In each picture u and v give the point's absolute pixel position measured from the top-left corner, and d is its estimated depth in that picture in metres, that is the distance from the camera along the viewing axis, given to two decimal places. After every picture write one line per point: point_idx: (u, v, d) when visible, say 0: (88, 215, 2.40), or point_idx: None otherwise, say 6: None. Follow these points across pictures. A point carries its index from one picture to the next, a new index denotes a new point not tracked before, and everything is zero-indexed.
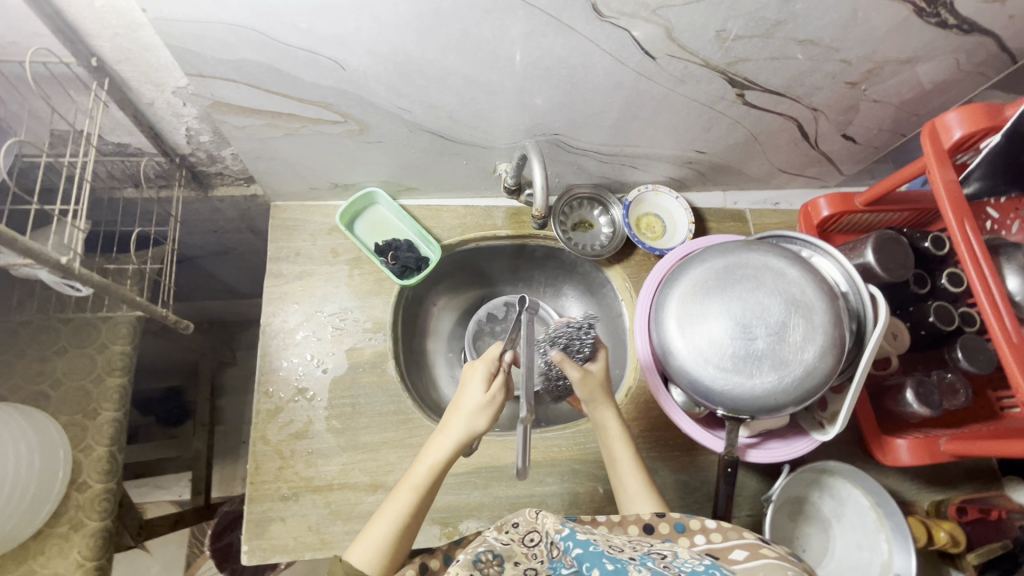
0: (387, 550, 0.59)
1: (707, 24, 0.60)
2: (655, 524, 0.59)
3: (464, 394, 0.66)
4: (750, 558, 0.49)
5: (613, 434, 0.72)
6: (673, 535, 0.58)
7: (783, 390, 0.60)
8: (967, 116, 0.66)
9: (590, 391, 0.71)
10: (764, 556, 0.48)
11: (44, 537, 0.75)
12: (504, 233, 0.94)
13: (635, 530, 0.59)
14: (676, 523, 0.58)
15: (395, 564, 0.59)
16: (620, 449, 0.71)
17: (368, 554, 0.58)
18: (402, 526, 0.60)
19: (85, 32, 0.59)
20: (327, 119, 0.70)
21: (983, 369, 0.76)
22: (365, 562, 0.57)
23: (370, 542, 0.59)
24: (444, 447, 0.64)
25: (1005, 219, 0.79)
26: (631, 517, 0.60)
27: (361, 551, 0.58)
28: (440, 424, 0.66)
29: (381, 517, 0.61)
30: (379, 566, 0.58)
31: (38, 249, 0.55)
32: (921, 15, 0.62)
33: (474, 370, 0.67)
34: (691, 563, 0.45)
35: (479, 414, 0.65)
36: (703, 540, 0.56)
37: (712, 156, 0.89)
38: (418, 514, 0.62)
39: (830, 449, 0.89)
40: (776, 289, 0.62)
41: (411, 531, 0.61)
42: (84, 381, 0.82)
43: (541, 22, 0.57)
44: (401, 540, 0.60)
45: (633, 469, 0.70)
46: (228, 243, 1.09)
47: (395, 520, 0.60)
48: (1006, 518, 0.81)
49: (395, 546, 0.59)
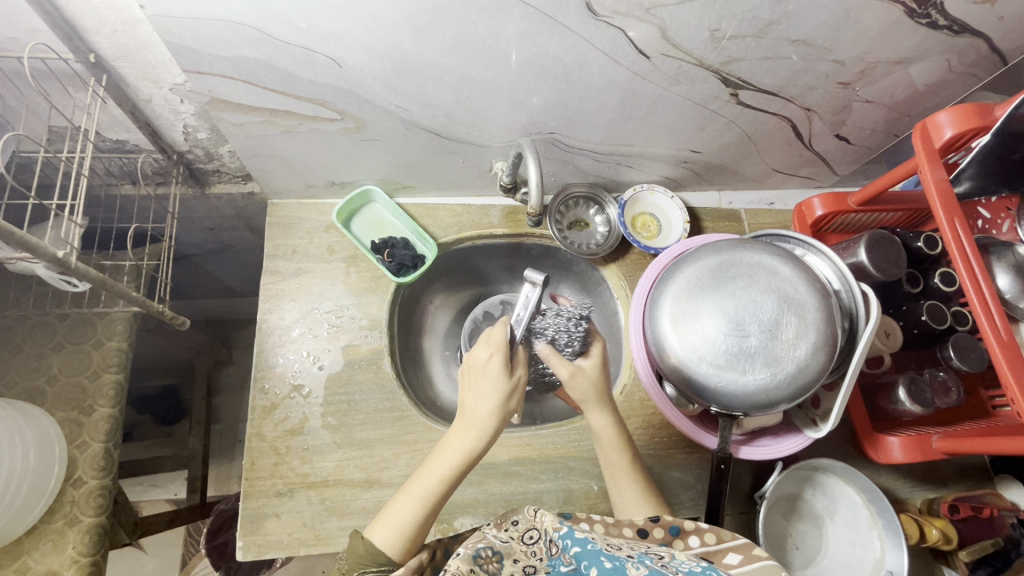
0: (408, 534, 0.60)
1: (701, 24, 0.61)
2: (649, 528, 0.59)
3: (483, 381, 0.64)
4: (745, 562, 0.52)
5: (608, 441, 0.70)
6: (668, 539, 0.58)
7: (776, 386, 0.61)
8: (957, 116, 0.66)
9: (582, 391, 0.70)
10: (760, 559, 0.51)
11: (38, 533, 0.75)
12: (500, 232, 0.95)
13: (630, 532, 0.58)
14: (670, 527, 0.58)
15: (415, 547, 0.61)
16: (615, 457, 0.70)
17: (390, 534, 0.59)
18: (426, 512, 0.61)
19: (83, 28, 0.59)
20: (324, 117, 0.70)
21: (974, 369, 0.77)
22: (388, 544, 0.59)
23: (392, 524, 0.60)
24: (474, 437, 0.63)
25: (996, 219, 0.81)
26: (625, 519, 0.59)
27: (382, 533, 0.60)
28: (460, 416, 0.64)
29: (394, 504, 0.62)
30: (400, 548, 0.59)
31: (36, 243, 0.55)
32: (912, 16, 0.63)
33: (491, 359, 0.64)
34: (688, 564, 0.45)
35: (508, 399, 0.64)
36: (698, 541, 0.57)
37: (707, 156, 0.90)
38: (440, 501, 0.63)
39: (824, 447, 0.89)
40: (768, 286, 0.63)
41: (432, 517, 0.62)
42: (81, 376, 0.82)
43: (537, 21, 0.58)
44: (423, 523, 0.61)
45: (628, 476, 0.69)
46: (225, 241, 1.09)
47: (414, 510, 0.61)
48: (997, 516, 0.82)
49: (415, 530, 0.61)
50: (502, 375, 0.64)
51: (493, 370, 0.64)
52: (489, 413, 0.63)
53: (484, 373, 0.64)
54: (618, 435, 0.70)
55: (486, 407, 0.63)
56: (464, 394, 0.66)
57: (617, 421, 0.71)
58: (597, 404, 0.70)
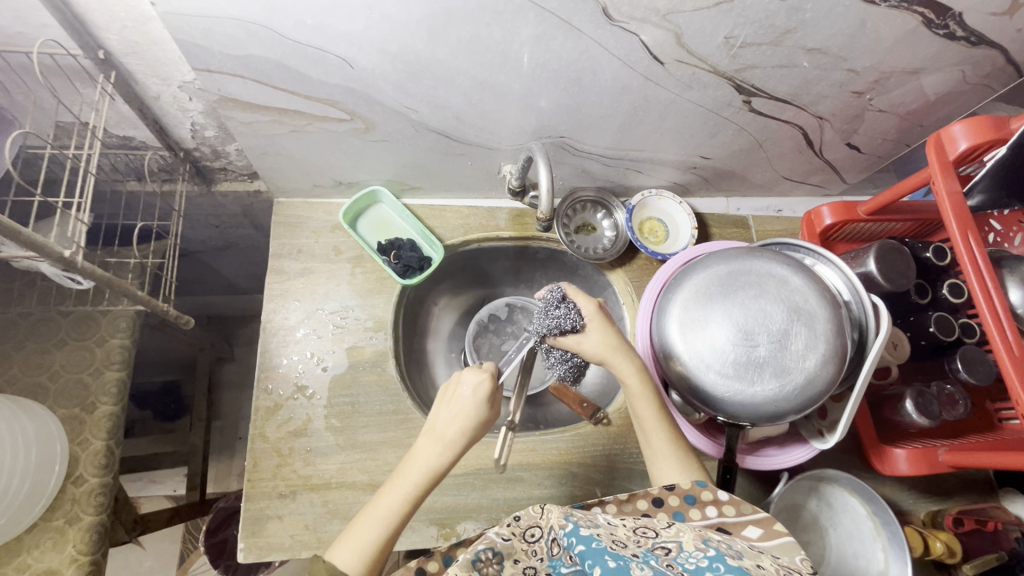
0: (370, 552, 0.57)
1: (717, 30, 0.60)
2: (664, 497, 0.58)
3: (464, 401, 0.64)
4: (766, 537, 0.51)
5: (637, 390, 0.68)
6: (683, 507, 0.57)
7: (783, 398, 0.60)
8: (972, 128, 0.66)
9: (597, 348, 0.70)
10: (782, 535, 0.50)
11: (39, 531, 0.74)
12: (507, 234, 0.94)
13: (644, 504, 0.58)
14: (686, 496, 0.58)
15: (380, 566, 0.58)
16: (645, 408, 0.68)
17: (352, 554, 0.56)
18: (392, 526, 0.59)
19: (93, 25, 0.59)
20: (333, 117, 0.69)
21: (981, 382, 0.76)
22: (351, 564, 0.56)
23: (355, 543, 0.58)
24: (445, 453, 0.62)
25: (1008, 232, 0.80)
26: (639, 492, 0.58)
27: (343, 552, 0.57)
28: (432, 425, 0.64)
29: (364, 516, 0.60)
30: (362, 566, 0.57)
31: (43, 242, 0.54)
32: (930, 26, 0.62)
33: (475, 378, 0.64)
34: (694, 558, 0.44)
35: (480, 422, 0.64)
36: (715, 512, 0.56)
37: (716, 161, 0.89)
38: (408, 511, 0.61)
39: (829, 457, 0.89)
40: (778, 297, 0.62)
41: (398, 532, 0.60)
42: (83, 373, 0.81)
43: (551, 25, 0.57)
44: (389, 541, 0.59)
45: (658, 427, 0.67)
46: (230, 238, 1.09)
47: (386, 521, 0.59)
48: (1001, 530, 0.82)
49: (378, 549, 0.58)
50: (476, 401, 0.64)
51: (476, 393, 0.64)
52: (460, 432, 0.63)
53: (465, 395, 0.64)
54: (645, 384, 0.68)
55: (458, 425, 0.63)
56: (435, 407, 0.66)
57: (641, 368, 0.69)
58: (619, 352, 0.69)
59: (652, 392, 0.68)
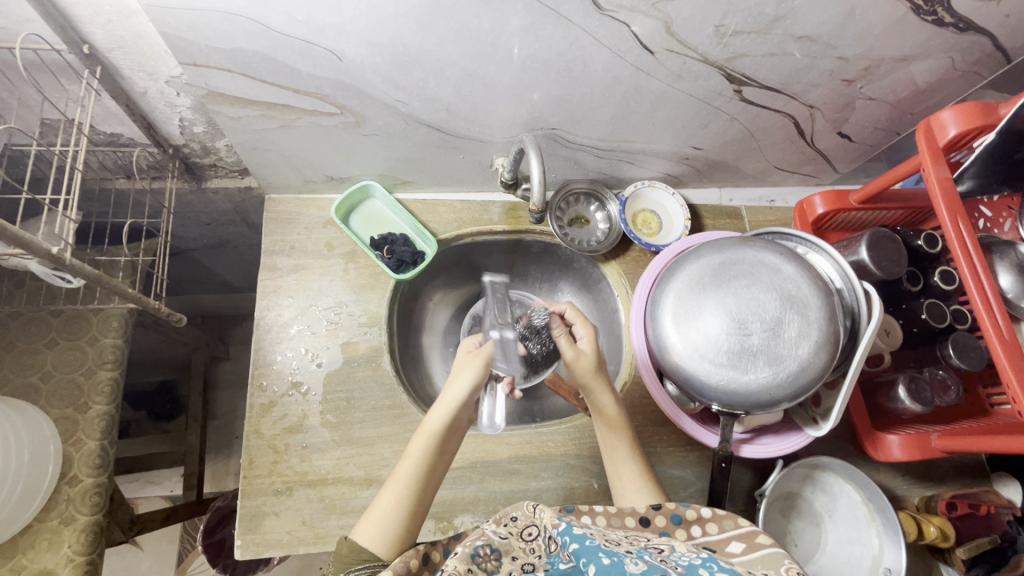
0: (393, 530, 0.59)
1: (706, 18, 0.60)
2: (651, 517, 0.58)
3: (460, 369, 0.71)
4: (748, 551, 0.50)
5: (607, 423, 0.72)
6: (669, 527, 0.57)
7: (778, 385, 0.60)
8: (961, 114, 0.66)
9: (583, 376, 0.72)
10: (764, 546, 0.49)
11: (34, 531, 0.74)
12: (500, 228, 0.94)
13: (632, 521, 0.58)
14: (672, 515, 0.58)
15: (404, 546, 0.60)
16: (615, 437, 0.72)
17: (370, 528, 0.58)
18: (407, 502, 0.61)
19: (76, 19, 0.58)
20: (323, 111, 0.69)
21: (973, 367, 0.76)
22: (372, 540, 0.58)
23: (376, 520, 0.59)
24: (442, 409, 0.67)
25: (998, 218, 0.80)
26: (627, 508, 0.58)
27: (365, 532, 0.58)
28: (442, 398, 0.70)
29: (379, 499, 0.61)
30: (385, 543, 0.58)
31: (29, 239, 0.53)
32: (918, 12, 0.62)
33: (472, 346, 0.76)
34: (688, 557, 0.44)
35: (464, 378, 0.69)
36: (699, 532, 0.57)
37: (708, 152, 0.89)
38: (422, 487, 0.63)
39: (824, 445, 0.90)
40: (771, 285, 0.62)
41: (415, 509, 0.62)
42: (75, 373, 0.81)
43: (541, 14, 0.57)
44: (411, 522, 0.61)
45: (628, 459, 0.71)
46: (223, 235, 1.08)
47: (397, 500, 0.61)
48: (994, 513, 0.83)
49: (402, 532, 0.60)
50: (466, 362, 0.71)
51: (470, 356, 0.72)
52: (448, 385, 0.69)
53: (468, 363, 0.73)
54: (620, 418, 0.72)
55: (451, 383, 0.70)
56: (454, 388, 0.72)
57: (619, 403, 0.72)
58: (599, 389, 0.72)
59: (625, 424, 0.72)
